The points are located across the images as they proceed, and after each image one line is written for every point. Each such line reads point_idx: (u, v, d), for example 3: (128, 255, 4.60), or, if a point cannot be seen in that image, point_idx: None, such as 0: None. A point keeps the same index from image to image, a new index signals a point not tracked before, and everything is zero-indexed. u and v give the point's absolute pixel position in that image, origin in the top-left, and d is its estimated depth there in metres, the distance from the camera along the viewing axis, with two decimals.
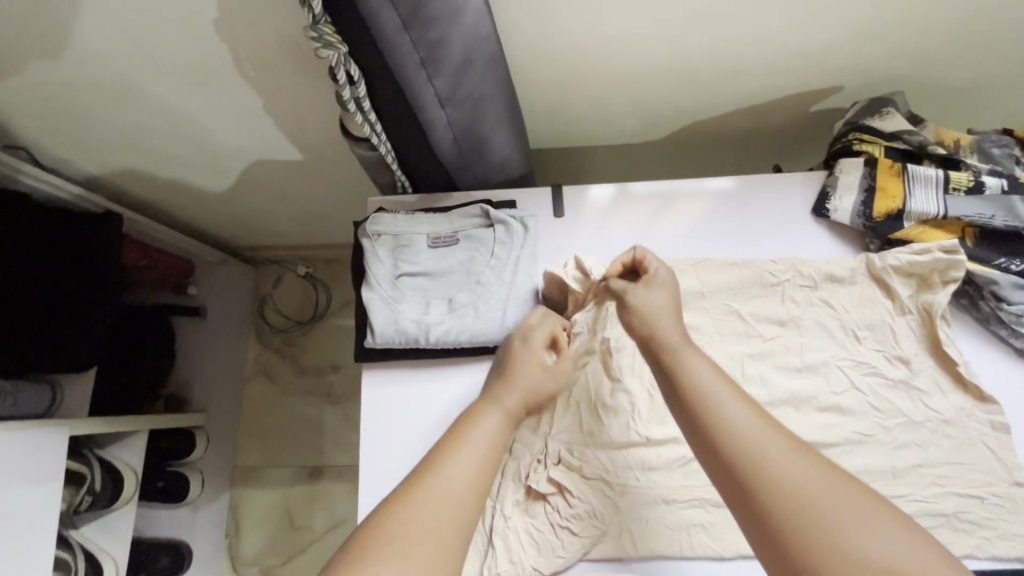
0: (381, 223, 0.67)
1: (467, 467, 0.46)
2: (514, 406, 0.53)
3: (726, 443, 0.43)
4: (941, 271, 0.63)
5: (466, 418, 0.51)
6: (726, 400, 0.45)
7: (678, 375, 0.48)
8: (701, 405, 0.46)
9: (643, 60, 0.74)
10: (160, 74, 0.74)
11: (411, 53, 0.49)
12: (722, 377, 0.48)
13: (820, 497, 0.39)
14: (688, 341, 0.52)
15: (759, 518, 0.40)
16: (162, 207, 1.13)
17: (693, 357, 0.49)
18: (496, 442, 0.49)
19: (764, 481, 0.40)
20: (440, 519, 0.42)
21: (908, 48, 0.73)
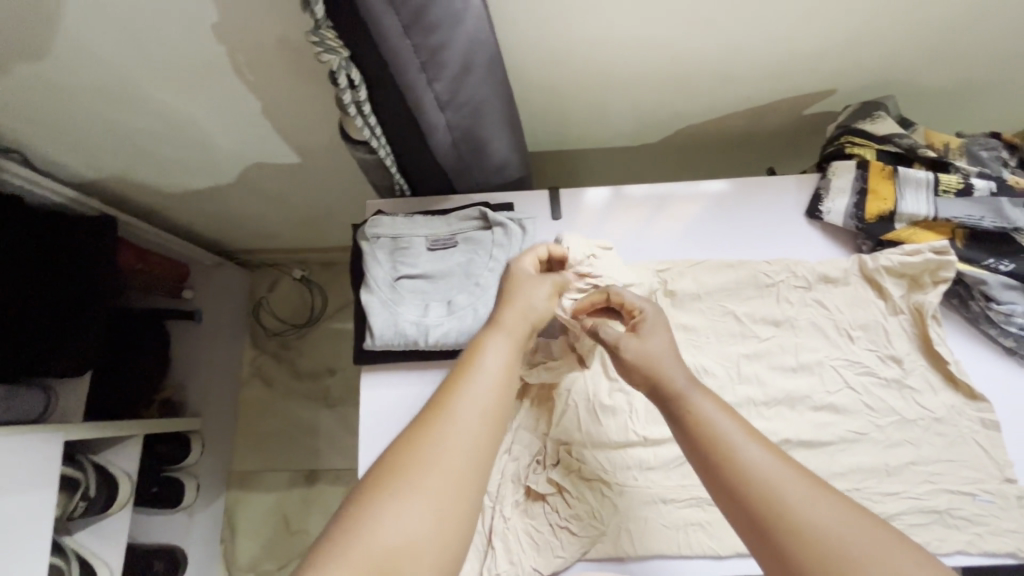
0: (380, 225, 0.67)
1: (481, 400, 0.45)
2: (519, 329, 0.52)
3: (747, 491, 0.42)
4: (932, 272, 0.64)
5: (473, 346, 0.49)
6: (741, 449, 0.44)
7: (689, 424, 0.47)
8: (718, 458, 0.44)
9: (640, 63, 0.75)
10: (157, 77, 0.74)
11: (412, 58, 0.49)
12: (736, 420, 0.46)
13: (847, 545, 0.38)
14: (695, 382, 0.50)
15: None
16: (157, 211, 1.13)
17: (701, 401, 0.48)
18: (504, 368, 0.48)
19: (790, 530, 0.39)
20: (459, 453, 0.42)
21: (897, 53, 0.75)
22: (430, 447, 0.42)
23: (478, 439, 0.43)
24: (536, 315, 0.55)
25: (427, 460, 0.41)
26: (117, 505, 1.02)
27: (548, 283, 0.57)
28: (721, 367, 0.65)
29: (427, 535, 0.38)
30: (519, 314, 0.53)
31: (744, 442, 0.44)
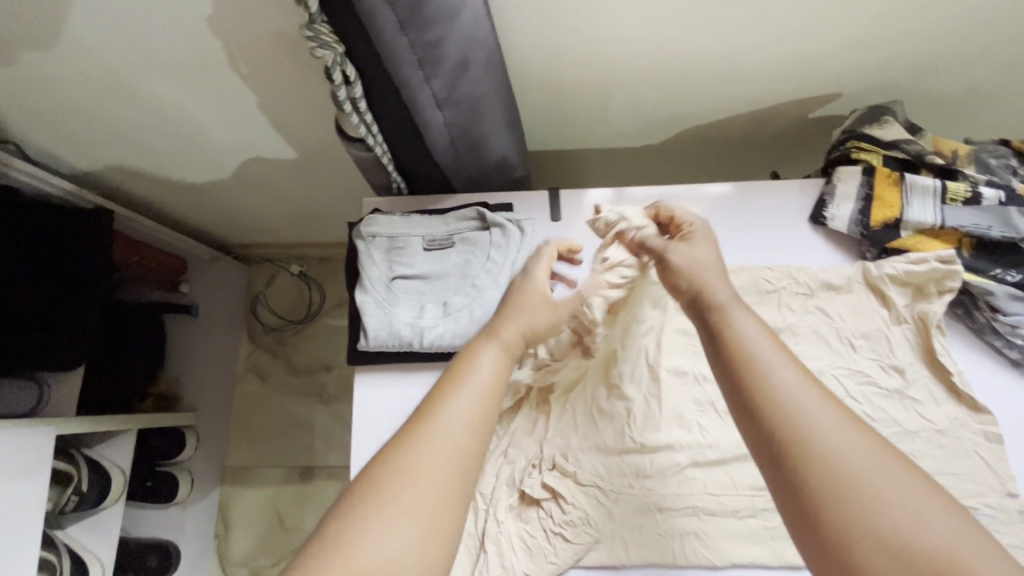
0: (376, 225, 0.66)
1: (466, 412, 0.45)
2: (512, 341, 0.52)
3: (772, 413, 0.42)
4: (938, 281, 0.63)
5: (464, 355, 0.49)
6: (775, 364, 0.44)
7: (725, 337, 0.47)
8: (749, 371, 0.44)
9: (641, 62, 0.73)
10: (152, 69, 0.73)
11: (408, 54, 0.48)
12: (775, 342, 0.46)
13: (871, 478, 0.39)
14: (737, 299, 0.50)
15: (796, 492, 0.40)
16: (153, 204, 1.12)
17: (741, 318, 0.48)
18: (494, 377, 0.48)
19: (812, 456, 0.40)
20: (440, 466, 0.41)
21: (905, 57, 0.73)
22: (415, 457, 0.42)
23: (456, 454, 0.43)
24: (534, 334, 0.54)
25: (407, 471, 0.41)
26: (109, 499, 1.01)
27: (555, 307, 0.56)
28: None
29: (407, 552, 0.38)
30: (519, 331, 0.53)
31: (778, 361, 0.45)
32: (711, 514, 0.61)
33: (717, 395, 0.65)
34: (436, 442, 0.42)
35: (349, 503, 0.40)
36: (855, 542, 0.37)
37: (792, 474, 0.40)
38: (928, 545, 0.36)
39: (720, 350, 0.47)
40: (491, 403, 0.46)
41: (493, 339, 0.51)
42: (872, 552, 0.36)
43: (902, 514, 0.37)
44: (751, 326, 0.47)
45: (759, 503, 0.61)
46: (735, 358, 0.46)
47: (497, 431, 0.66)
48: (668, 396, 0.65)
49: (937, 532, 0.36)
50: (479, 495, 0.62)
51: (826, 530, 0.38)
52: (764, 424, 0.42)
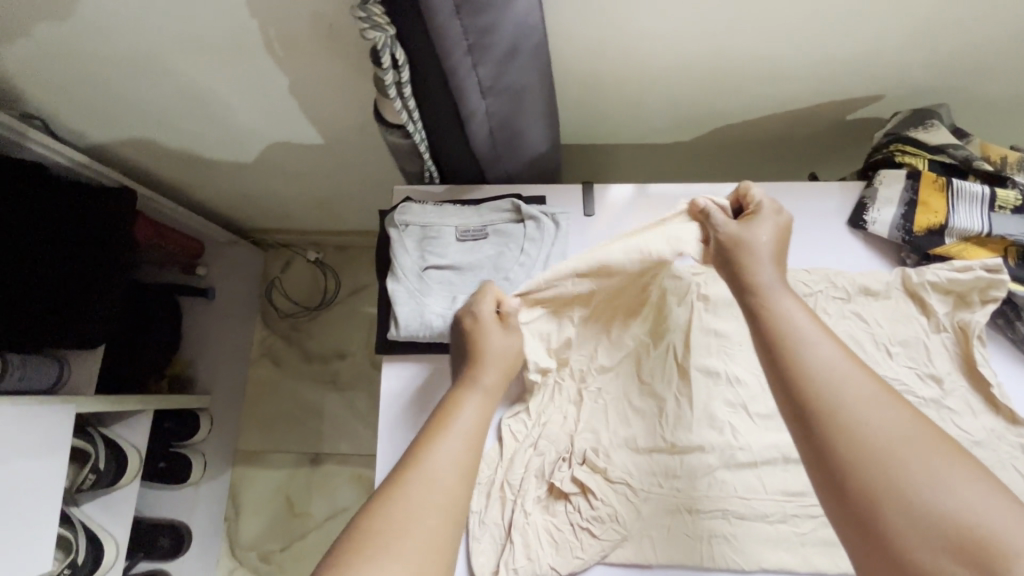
0: (410, 213, 0.65)
1: (454, 458, 0.49)
2: (490, 385, 0.56)
3: (807, 384, 0.44)
4: (982, 290, 0.62)
5: (448, 406, 0.54)
6: (815, 343, 0.46)
7: (765, 317, 0.49)
8: (788, 349, 0.46)
9: (681, 57, 0.72)
10: (186, 49, 0.72)
11: (459, 39, 0.47)
12: (813, 320, 0.48)
13: (902, 449, 0.40)
14: (780, 280, 0.52)
15: (827, 464, 0.41)
16: (175, 184, 1.12)
17: (783, 299, 0.50)
18: (478, 425, 0.52)
19: (844, 426, 0.42)
20: (432, 509, 0.45)
21: (952, 60, 0.72)
22: (410, 501, 0.44)
23: (446, 499, 0.46)
24: (505, 367, 0.59)
25: (402, 515, 0.43)
26: (125, 477, 1.02)
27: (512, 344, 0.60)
28: (749, 375, 0.66)
29: None
30: (497, 376, 0.57)
31: (815, 337, 0.46)
32: (741, 518, 0.60)
33: (749, 396, 0.65)
34: (429, 487, 0.46)
35: (346, 546, 0.42)
36: (883, 514, 0.38)
37: (823, 442, 0.42)
38: (958, 513, 0.37)
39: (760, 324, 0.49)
40: (474, 450, 0.51)
41: (473, 388, 0.56)
42: (899, 523, 0.38)
43: (934, 488, 0.38)
44: (791, 304, 0.49)
45: (789, 509, 0.60)
46: (774, 331, 0.48)
47: (527, 421, 0.65)
48: (699, 395, 0.64)
49: (967, 499, 0.37)
50: (507, 485, 0.62)
51: (854, 502, 0.40)
52: (799, 394, 0.44)
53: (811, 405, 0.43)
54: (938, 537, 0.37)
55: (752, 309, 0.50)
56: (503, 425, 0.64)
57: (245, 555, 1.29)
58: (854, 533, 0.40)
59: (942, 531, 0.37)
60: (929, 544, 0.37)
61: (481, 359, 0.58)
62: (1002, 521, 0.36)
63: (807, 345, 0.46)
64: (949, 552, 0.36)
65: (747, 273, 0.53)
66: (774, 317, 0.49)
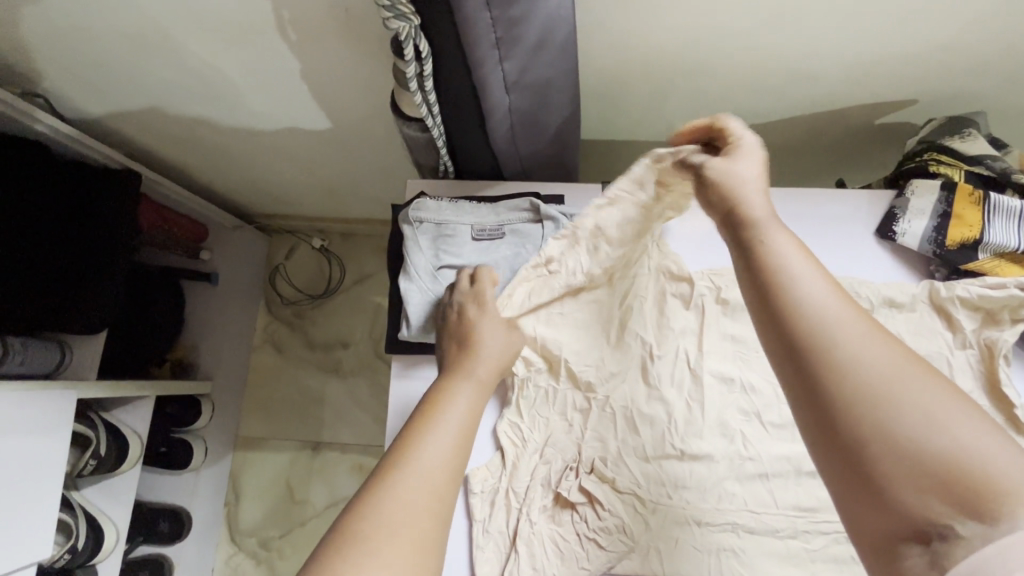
0: (424, 209, 0.63)
1: (443, 451, 0.48)
2: (485, 377, 0.55)
3: (795, 321, 0.39)
4: (1013, 309, 0.60)
5: (439, 395, 0.52)
6: (804, 276, 0.40)
7: (752, 249, 0.43)
8: (772, 282, 0.41)
9: (710, 55, 0.69)
10: (195, 29, 0.70)
11: (488, 31, 0.44)
12: (806, 257, 0.42)
13: (897, 389, 0.34)
14: (773, 212, 0.46)
15: (812, 404, 0.36)
16: (180, 166, 1.09)
17: (775, 230, 0.44)
18: (470, 416, 0.52)
19: (835, 363, 0.36)
20: (420, 504, 0.43)
21: (993, 67, 0.69)
22: (396, 493, 0.43)
23: (435, 493, 0.45)
24: (500, 359, 0.58)
25: (388, 508, 0.42)
26: (126, 464, 1.01)
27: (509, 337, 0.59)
28: (766, 385, 0.64)
29: None
30: (490, 367, 0.56)
31: (805, 273, 0.41)
32: (750, 532, 0.59)
33: (763, 406, 0.63)
34: (416, 478, 0.45)
35: (331, 544, 0.40)
36: (870, 455, 0.33)
37: (811, 384, 0.36)
38: (955, 450, 0.31)
39: (746, 264, 0.43)
40: (463, 443, 0.50)
41: (467, 378, 0.54)
42: (886, 463, 0.32)
43: (927, 424, 0.32)
44: (781, 240, 0.43)
45: (800, 524, 0.59)
46: (761, 270, 0.42)
47: (531, 429, 0.62)
48: (711, 403, 0.63)
49: (964, 442, 0.31)
50: (511, 493, 0.60)
51: (840, 443, 0.34)
52: (787, 332, 0.38)
53: (799, 343, 0.38)
54: (931, 479, 0.31)
55: (740, 248, 0.44)
56: (505, 433, 0.62)
57: (244, 540, 1.29)
58: (845, 485, 0.34)
59: (942, 479, 0.31)
60: (921, 493, 0.31)
61: (476, 349, 0.56)
62: (1004, 461, 0.30)
63: (795, 277, 0.41)
64: (943, 497, 0.30)
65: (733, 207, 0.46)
66: (763, 253, 0.43)
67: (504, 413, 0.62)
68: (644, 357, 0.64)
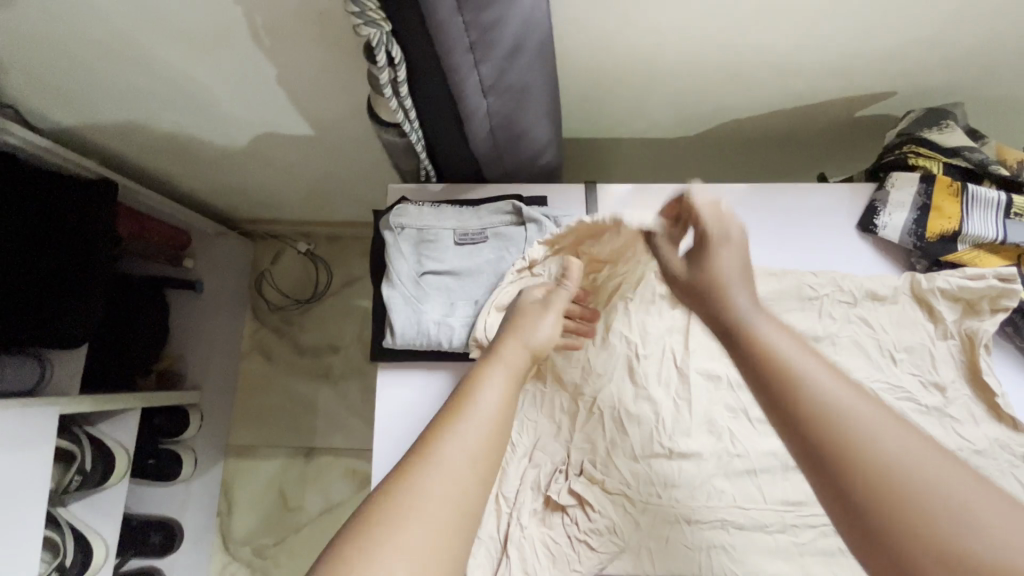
0: (406, 215, 0.62)
1: (471, 445, 0.45)
2: (519, 364, 0.53)
3: (805, 406, 0.40)
4: (992, 299, 0.60)
5: (472, 382, 0.50)
6: (805, 362, 0.42)
7: (749, 339, 0.45)
8: (776, 372, 0.42)
9: (690, 53, 0.69)
10: (167, 36, 0.68)
11: (461, 36, 0.43)
12: (805, 346, 0.44)
13: (918, 474, 0.35)
14: (758, 302, 0.48)
15: (840, 496, 0.37)
16: (159, 174, 1.07)
17: (763, 319, 0.46)
18: (502, 406, 0.49)
19: (853, 449, 0.37)
20: (443, 501, 0.42)
21: (970, 59, 0.69)
22: (420, 488, 0.42)
23: (464, 490, 0.43)
24: (538, 344, 0.56)
25: (415, 504, 0.42)
26: (112, 479, 0.99)
27: (552, 314, 0.58)
28: None
29: None
30: (524, 348, 0.54)
31: (805, 360, 0.42)
32: (739, 528, 0.59)
33: (750, 402, 0.63)
34: (445, 475, 0.43)
35: (351, 533, 0.40)
36: (904, 546, 0.34)
37: (833, 475, 0.37)
38: (986, 539, 0.32)
39: (747, 355, 0.45)
40: (497, 435, 0.48)
41: (499, 364, 0.52)
42: (922, 554, 0.33)
43: (958, 510, 0.34)
44: (778, 332, 0.45)
45: (789, 518, 0.60)
46: (765, 363, 0.43)
47: (518, 432, 0.62)
48: (698, 400, 0.63)
49: (997, 528, 0.33)
50: (501, 497, 0.59)
51: (877, 537, 0.35)
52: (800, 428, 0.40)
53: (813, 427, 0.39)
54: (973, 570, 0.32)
55: (734, 338, 0.47)
56: None
57: (237, 550, 1.28)
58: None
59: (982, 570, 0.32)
60: None
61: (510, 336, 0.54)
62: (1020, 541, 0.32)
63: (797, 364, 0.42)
64: None
65: (723, 300, 0.49)
66: (757, 338, 0.45)
67: None
68: (630, 357, 0.64)
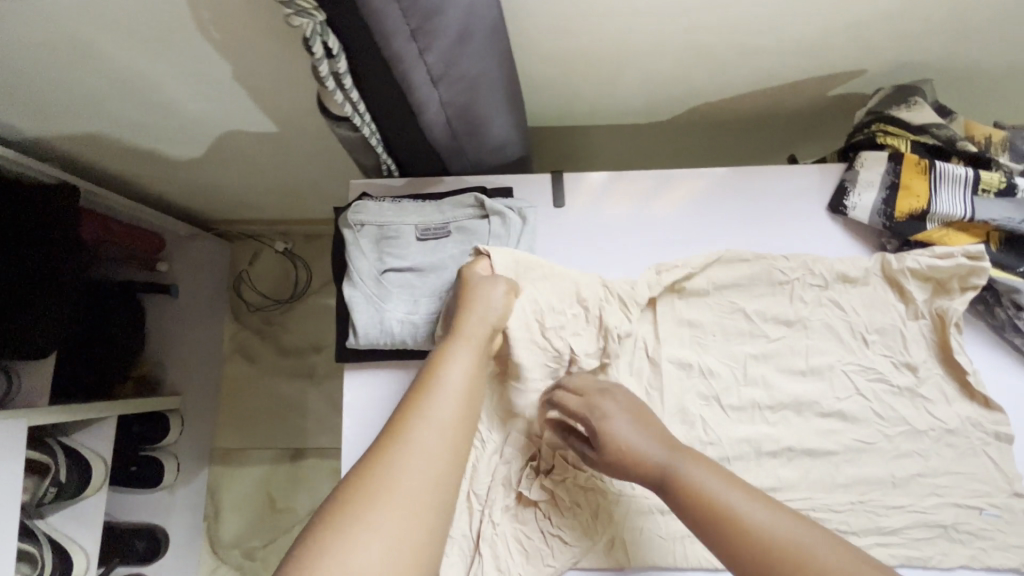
0: (365, 212, 0.61)
1: (441, 422, 0.46)
2: (481, 340, 0.53)
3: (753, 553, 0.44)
4: (962, 277, 0.60)
5: (436, 359, 0.50)
6: (740, 503, 0.46)
7: (687, 493, 0.48)
8: (718, 523, 0.46)
9: (654, 36, 0.67)
10: (113, 37, 0.65)
11: (401, 25, 0.42)
12: (724, 476, 0.49)
13: None
14: (677, 447, 0.51)
15: None
16: (124, 179, 1.04)
17: (691, 467, 0.49)
18: (469, 383, 0.49)
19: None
20: (419, 479, 0.43)
21: (938, 34, 0.68)
22: (393, 468, 0.42)
23: (437, 465, 0.44)
24: (495, 317, 0.55)
25: (388, 482, 0.42)
26: (89, 489, 0.98)
27: (502, 285, 0.56)
28: (723, 368, 0.62)
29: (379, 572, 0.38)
30: (482, 322, 0.54)
31: (739, 503, 0.46)
32: None
33: (722, 388, 0.62)
34: (416, 454, 0.44)
35: (326, 517, 0.40)
36: None
37: None
38: None
39: (681, 502, 0.48)
40: (467, 409, 0.48)
41: (463, 340, 0.52)
42: None
43: None
44: (701, 469, 0.49)
45: None
46: (699, 507, 0.47)
47: (485, 429, 0.61)
48: (670, 390, 0.62)
49: None
50: (473, 495, 0.59)
51: None
52: (743, 575, 0.44)
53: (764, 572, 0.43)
54: None
55: (669, 494, 0.49)
56: None
57: (227, 554, 1.27)
58: None
59: None
60: None
61: (472, 310, 0.54)
62: None
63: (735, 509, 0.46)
64: None
65: (637, 455, 0.52)
66: (690, 489, 0.48)
67: None
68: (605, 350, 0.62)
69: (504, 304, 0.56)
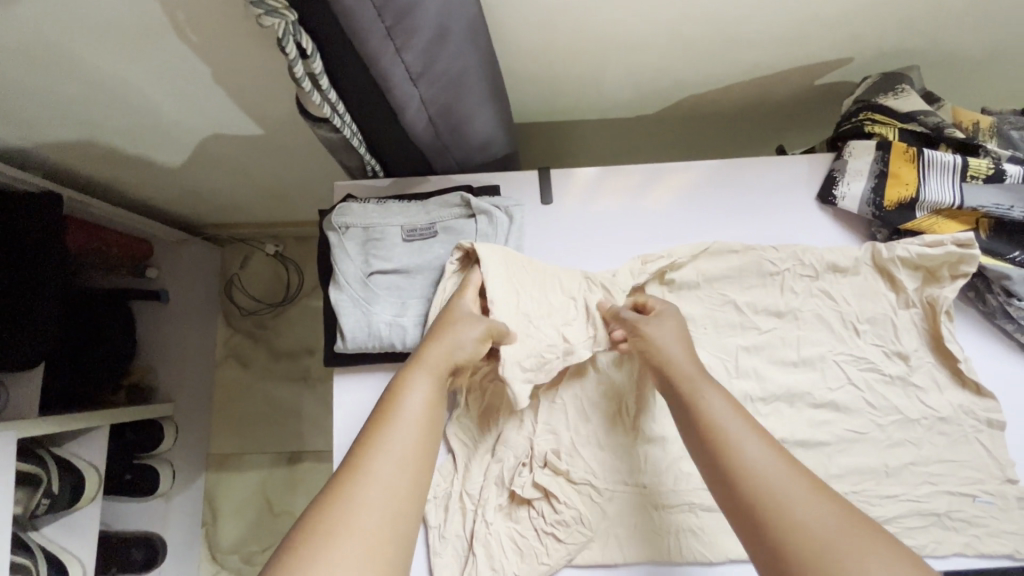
0: (349, 214, 0.60)
1: (399, 454, 0.45)
2: (444, 371, 0.52)
3: (741, 479, 0.44)
4: (952, 265, 0.60)
5: (396, 391, 0.50)
6: (743, 436, 0.46)
7: (695, 412, 0.49)
8: (718, 441, 0.46)
9: (640, 28, 0.66)
10: (87, 42, 0.64)
11: (376, 23, 0.41)
12: (740, 414, 0.48)
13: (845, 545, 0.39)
14: (704, 373, 0.52)
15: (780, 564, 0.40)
16: (108, 186, 1.03)
17: (709, 392, 0.50)
18: (427, 413, 0.49)
19: (789, 519, 0.41)
20: (375, 514, 0.42)
21: (925, 21, 0.67)
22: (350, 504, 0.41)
23: (395, 499, 0.43)
24: (463, 354, 0.53)
25: (345, 518, 0.41)
26: (82, 500, 0.97)
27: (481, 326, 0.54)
28: (716, 361, 0.62)
29: None
30: (448, 354, 0.53)
31: (743, 435, 0.46)
32: (708, 510, 0.58)
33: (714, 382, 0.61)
34: (373, 488, 0.43)
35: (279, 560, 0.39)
36: None
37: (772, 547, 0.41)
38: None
39: (689, 416, 0.49)
40: (425, 441, 0.48)
41: (424, 370, 0.51)
42: None
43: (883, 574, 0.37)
44: (715, 395, 0.50)
45: None
46: (703, 429, 0.48)
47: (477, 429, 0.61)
48: None
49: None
50: (466, 495, 0.59)
51: None
52: (732, 496, 0.44)
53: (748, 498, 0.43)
54: None
55: (680, 407, 0.50)
56: (450, 435, 0.60)
57: (225, 559, 1.26)
58: None
59: None
60: None
61: (436, 340, 0.53)
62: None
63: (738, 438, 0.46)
64: None
65: (664, 358, 0.53)
66: (700, 407, 0.49)
67: (454, 415, 0.61)
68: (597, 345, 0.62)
69: (478, 345, 0.54)
